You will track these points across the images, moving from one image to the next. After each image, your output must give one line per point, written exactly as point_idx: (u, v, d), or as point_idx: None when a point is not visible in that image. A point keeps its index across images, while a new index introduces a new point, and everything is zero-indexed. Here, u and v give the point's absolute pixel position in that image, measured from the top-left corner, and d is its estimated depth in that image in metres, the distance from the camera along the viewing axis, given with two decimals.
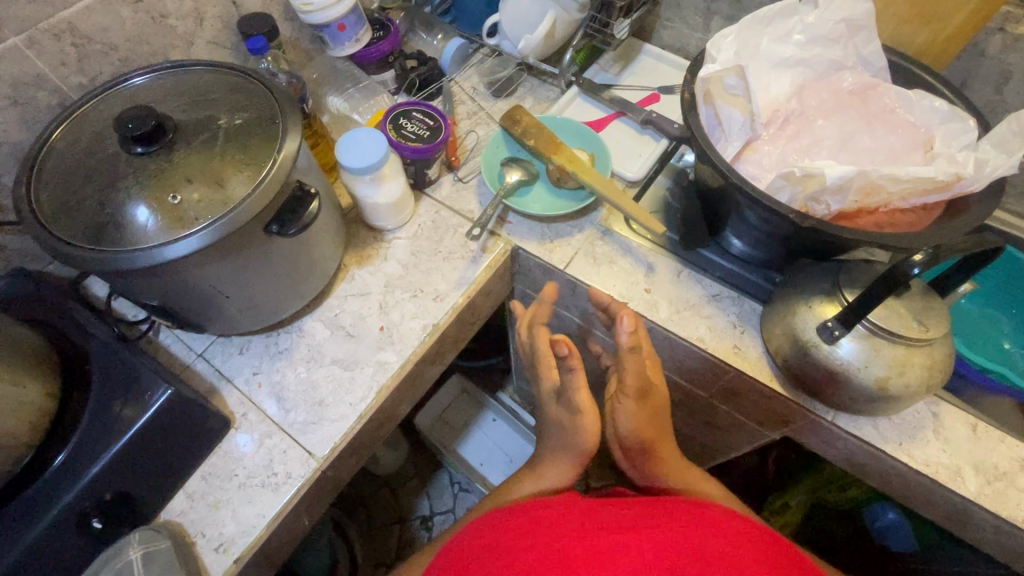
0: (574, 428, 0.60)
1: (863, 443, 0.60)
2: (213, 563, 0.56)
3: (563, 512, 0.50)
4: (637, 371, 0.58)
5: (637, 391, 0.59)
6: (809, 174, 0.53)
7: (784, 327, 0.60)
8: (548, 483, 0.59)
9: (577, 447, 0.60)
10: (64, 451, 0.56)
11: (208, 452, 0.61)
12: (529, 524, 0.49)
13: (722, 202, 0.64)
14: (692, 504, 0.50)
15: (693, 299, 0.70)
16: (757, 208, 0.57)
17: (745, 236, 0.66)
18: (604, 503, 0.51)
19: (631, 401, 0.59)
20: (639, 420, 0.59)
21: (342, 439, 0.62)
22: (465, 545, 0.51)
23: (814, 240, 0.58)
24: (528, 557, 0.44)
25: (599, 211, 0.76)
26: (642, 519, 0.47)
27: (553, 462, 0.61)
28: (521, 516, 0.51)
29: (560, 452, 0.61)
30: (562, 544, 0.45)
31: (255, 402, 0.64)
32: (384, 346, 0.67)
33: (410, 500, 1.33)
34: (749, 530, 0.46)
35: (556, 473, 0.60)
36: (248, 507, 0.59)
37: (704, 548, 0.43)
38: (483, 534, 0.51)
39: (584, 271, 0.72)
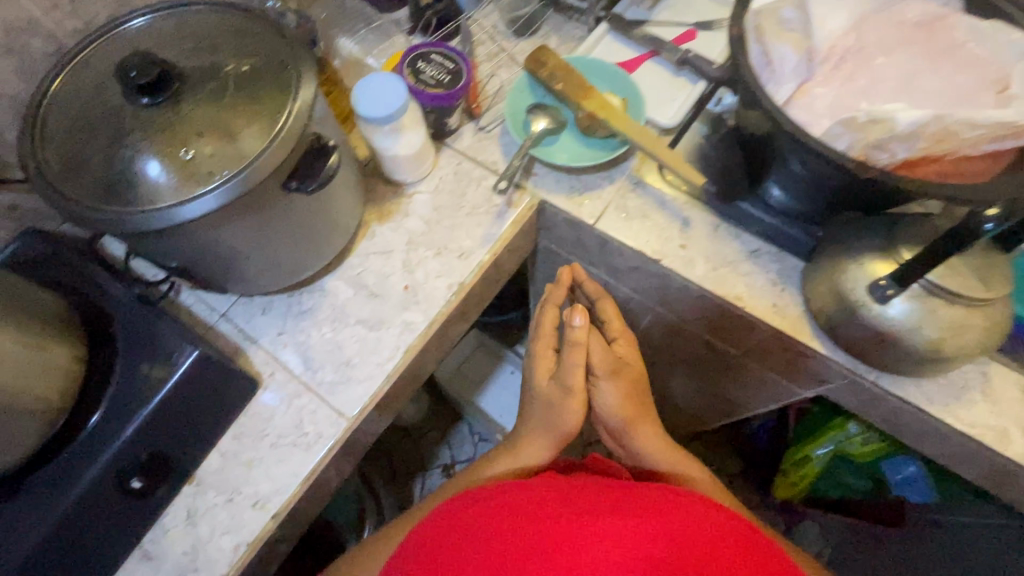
0: (562, 403, 0.60)
1: (905, 404, 0.59)
2: (252, 520, 0.57)
3: (553, 494, 0.50)
4: (603, 351, 0.62)
5: (609, 370, 0.62)
6: (874, 120, 0.50)
7: (830, 285, 0.57)
8: (523, 458, 0.60)
9: (559, 428, 0.60)
10: (98, 411, 0.56)
11: (238, 412, 0.60)
12: (517, 503, 0.49)
13: (767, 150, 0.59)
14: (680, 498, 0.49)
15: (730, 255, 0.66)
16: (810, 156, 0.53)
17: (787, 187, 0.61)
18: (594, 488, 0.51)
19: (604, 381, 0.62)
20: (618, 397, 0.62)
21: (371, 398, 0.62)
22: (450, 510, 0.51)
23: (870, 191, 0.53)
24: (508, 535, 0.45)
25: (631, 161, 0.72)
26: (628, 504, 0.47)
27: (532, 438, 0.61)
28: (510, 493, 0.51)
29: (539, 429, 0.61)
30: (544, 526, 0.45)
31: (283, 361, 0.63)
32: (409, 305, 0.65)
33: (432, 449, 1.38)
34: (733, 532, 0.46)
35: (533, 452, 0.60)
36: (282, 466, 0.59)
37: (683, 544, 0.43)
38: (467, 505, 0.51)
39: (616, 226, 0.68)
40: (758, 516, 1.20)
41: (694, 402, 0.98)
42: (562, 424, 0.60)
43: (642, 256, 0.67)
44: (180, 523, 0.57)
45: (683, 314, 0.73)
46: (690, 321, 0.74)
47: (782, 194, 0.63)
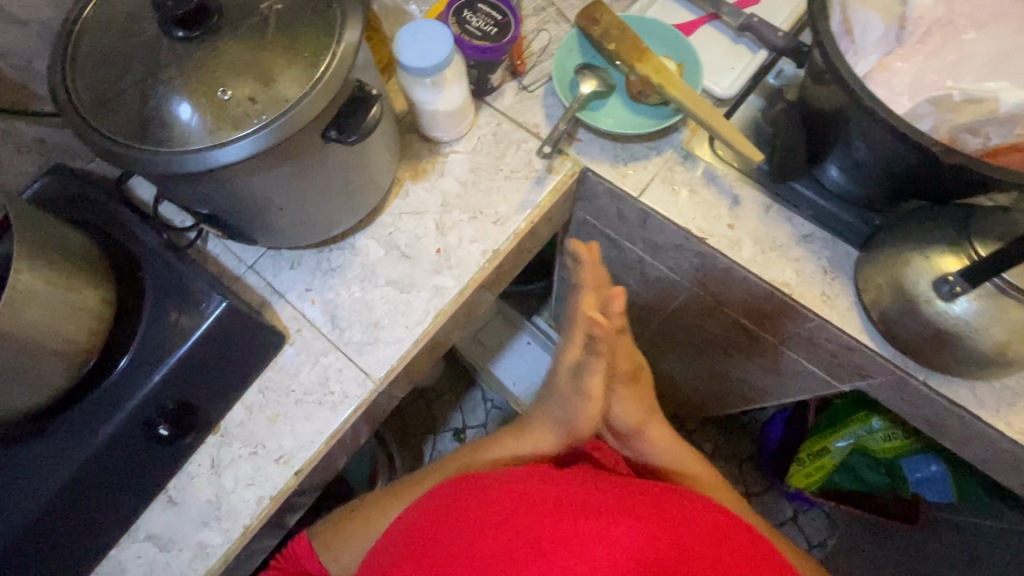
0: (575, 408, 0.56)
1: (953, 406, 0.56)
2: (276, 474, 0.56)
3: (563, 487, 0.49)
4: (627, 354, 0.56)
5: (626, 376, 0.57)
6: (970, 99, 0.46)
7: (889, 277, 0.54)
8: (529, 449, 0.59)
9: (573, 427, 0.57)
10: (127, 356, 0.55)
11: (265, 366, 0.59)
12: (527, 491, 0.49)
13: (836, 128, 0.55)
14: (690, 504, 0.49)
15: (781, 238, 0.63)
16: (889, 137, 0.49)
17: (850, 172, 0.58)
18: (604, 482, 0.51)
19: (621, 386, 0.57)
20: (632, 403, 0.58)
21: (398, 362, 0.60)
22: (450, 490, 0.51)
23: (950, 179, 0.49)
24: (512, 530, 0.46)
25: (682, 131, 0.68)
26: (640, 506, 0.47)
27: (541, 433, 0.59)
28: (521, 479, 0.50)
29: (550, 424, 0.58)
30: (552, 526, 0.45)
31: (310, 317, 0.62)
32: (440, 269, 0.63)
33: (444, 412, 1.39)
34: (738, 546, 0.46)
35: (539, 444, 0.59)
36: (306, 423, 0.58)
37: (688, 563, 0.43)
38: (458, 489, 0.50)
39: (661, 200, 0.65)
40: (765, 502, 1.20)
41: (715, 387, 0.96)
42: (574, 428, 0.57)
43: (686, 234, 0.64)
44: (204, 471, 0.57)
45: (720, 297, 0.70)
46: (728, 305, 0.70)
47: (841, 174, 0.59)
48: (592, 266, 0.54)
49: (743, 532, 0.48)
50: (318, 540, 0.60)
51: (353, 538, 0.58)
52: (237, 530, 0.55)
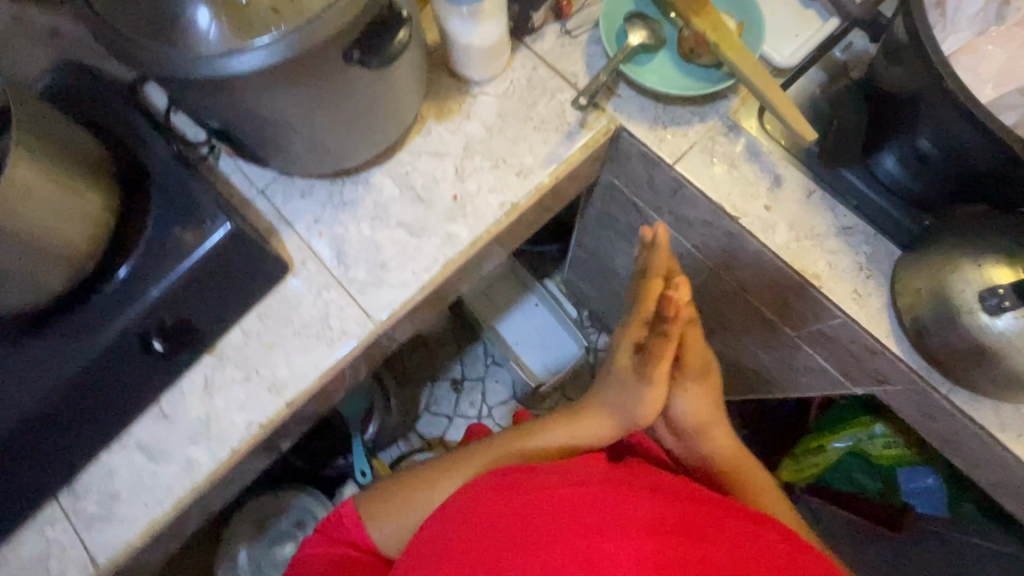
0: (637, 394, 0.59)
1: (972, 425, 0.53)
2: (266, 401, 0.56)
3: (606, 500, 0.50)
4: (699, 348, 0.61)
5: (697, 371, 0.61)
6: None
7: (931, 282, 0.50)
8: (584, 432, 0.62)
9: (632, 414, 0.60)
10: (127, 267, 0.53)
11: (265, 294, 0.58)
12: (570, 500, 0.50)
13: (904, 112, 0.51)
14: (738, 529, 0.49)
15: (820, 226, 0.58)
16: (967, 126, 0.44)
17: (909, 169, 0.54)
18: (646, 495, 0.52)
19: (690, 381, 0.61)
20: (699, 399, 0.62)
21: (402, 306, 0.58)
22: (505, 485, 0.54)
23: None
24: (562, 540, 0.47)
25: (731, 99, 0.62)
26: (686, 527, 0.48)
27: (600, 416, 0.62)
28: (562, 489, 0.52)
29: (608, 410, 0.61)
30: (600, 543, 0.46)
31: (317, 251, 0.60)
32: (454, 217, 0.60)
33: (444, 362, 1.40)
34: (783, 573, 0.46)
35: (595, 427, 0.62)
36: (302, 355, 0.57)
37: None
38: (510, 489, 0.53)
39: (697, 170, 0.61)
40: None
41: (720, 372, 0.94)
42: (635, 415, 0.60)
43: (718, 211, 0.60)
44: (197, 390, 0.57)
45: (743, 282, 0.67)
46: (750, 291, 0.67)
47: (896, 167, 0.55)
48: (665, 255, 0.56)
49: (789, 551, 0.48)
50: (362, 511, 0.63)
51: (396, 510, 0.62)
52: (225, 452, 0.55)
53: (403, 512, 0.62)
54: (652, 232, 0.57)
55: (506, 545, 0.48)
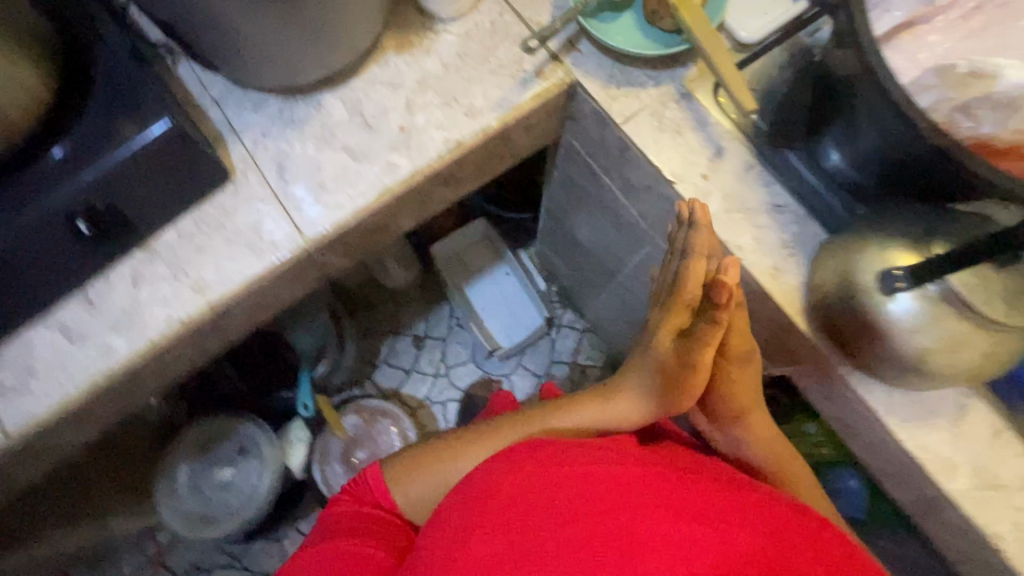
0: (677, 379, 0.58)
1: (864, 408, 0.55)
2: (188, 299, 0.58)
3: (627, 478, 0.53)
4: (742, 331, 0.59)
5: (738, 356, 0.60)
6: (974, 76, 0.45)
7: (840, 262, 0.51)
8: (612, 414, 0.62)
9: (669, 399, 0.59)
10: (64, 147, 0.52)
11: (202, 199, 0.60)
12: (595, 476, 0.52)
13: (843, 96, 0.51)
14: (756, 504, 0.53)
15: (752, 201, 0.59)
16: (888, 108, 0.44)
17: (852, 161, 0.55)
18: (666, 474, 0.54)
19: (730, 365, 0.61)
20: (739, 384, 0.61)
21: (335, 227, 0.59)
22: (544, 458, 0.55)
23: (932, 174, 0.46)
24: (603, 520, 0.49)
25: (688, 68, 0.63)
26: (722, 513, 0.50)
27: (633, 400, 0.61)
28: (582, 465, 0.54)
29: (641, 393, 0.61)
30: (631, 518, 0.49)
31: (259, 164, 0.61)
32: (398, 148, 0.61)
33: (410, 318, 1.40)
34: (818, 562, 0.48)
35: (626, 411, 0.61)
36: (231, 262, 0.58)
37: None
38: (551, 463, 0.54)
39: (642, 133, 0.61)
40: None
41: None
42: (671, 402, 0.59)
43: (658, 175, 0.61)
44: (125, 283, 0.58)
45: None
46: None
47: (841, 160, 0.55)
48: (705, 233, 0.56)
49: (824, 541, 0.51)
50: (386, 476, 0.65)
51: (418, 471, 0.64)
52: (143, 342, 0.57)
53: (425, 477, 0.63)
54: (688, 208, 0.56)
55: (547, 519, 0.50)
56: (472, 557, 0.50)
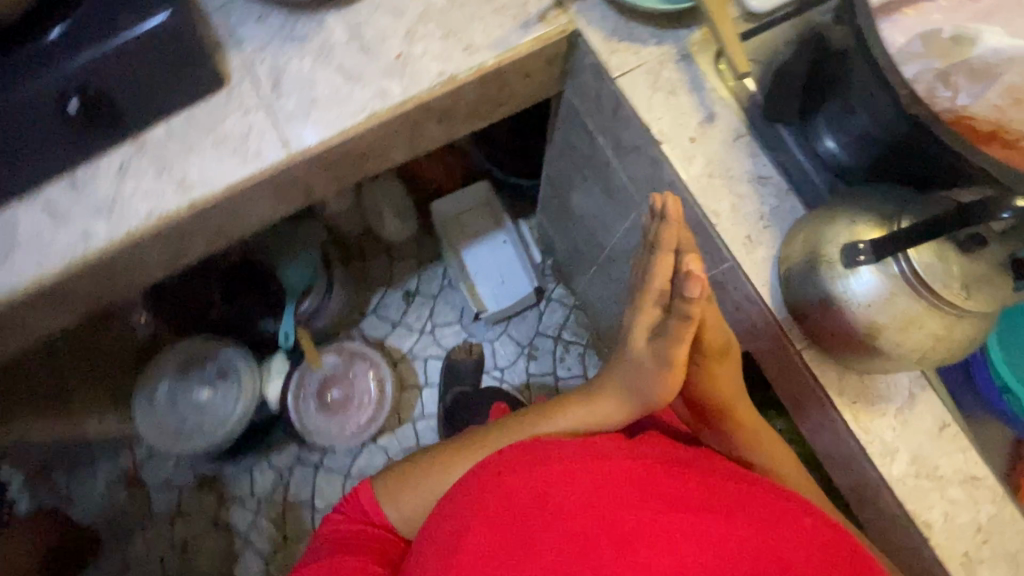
0: (656, 375, 0.58)
1: (815, 387, 0.55)
2: (171, 196, 0.59)
3: (619, 473, 0.54)
4: (718, 326, 0.57)
5: (716, 351, 0.59)
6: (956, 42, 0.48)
7: (810, 235, 0.51)
8: (596, 416, 0.63)
9: (646, 396, 0.60)
10: (62, 27, 0.52)
11: (195, 101, 0.60)
12: (583, 473, 0.54)
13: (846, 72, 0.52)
14: (751, 496, 0.54)
15: (736, 169, 0.59)
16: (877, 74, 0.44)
17: (849, 145, 0.55)
18: (659, 469, 0.56)
19: (708, 361, 0.60)
20: (717, 378, 0.62)
21: (320, 145, 0.60)
22: (534, 458, 0.56)
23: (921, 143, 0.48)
24: (595, 518, 0.50)
25: (692, 30, 0.62)
26: (711, 502, 0.52)
27: (615, 402, 0.62)
28: (573, 463, 0.55)
29: (621, 394, 0.61)
30: (625, 513, 0.51)
31: (255, 74, 0.61)
32: (392, 74, 0.61)
33: (403, 273, 1.40)
34: (806, 546, 0.50)
35: (609, 411, 0.63)
36: (214, 165, 0.59)
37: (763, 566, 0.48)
38: (538, 463, 0.55)
39: (636, 90, 0.61)
40: None
41: None
42: (650, 396, 0.60)
43: (646, 133, 0.60)
44: (112, 171, 0.59)
45: None
46: None
47: (837, 147, 0.57)
48: (675, 226, 0.54)
49: (812, 520, 0.53)
50: (379, 495, 0.67)
51: (410, 487, 0.66)
52: (121, 230, 0.58)
53: (417, 492, 0.66)
54: (661, 202, 0.55)
55: (541, 518, 0.51)
56: (471, 554, 0.52)
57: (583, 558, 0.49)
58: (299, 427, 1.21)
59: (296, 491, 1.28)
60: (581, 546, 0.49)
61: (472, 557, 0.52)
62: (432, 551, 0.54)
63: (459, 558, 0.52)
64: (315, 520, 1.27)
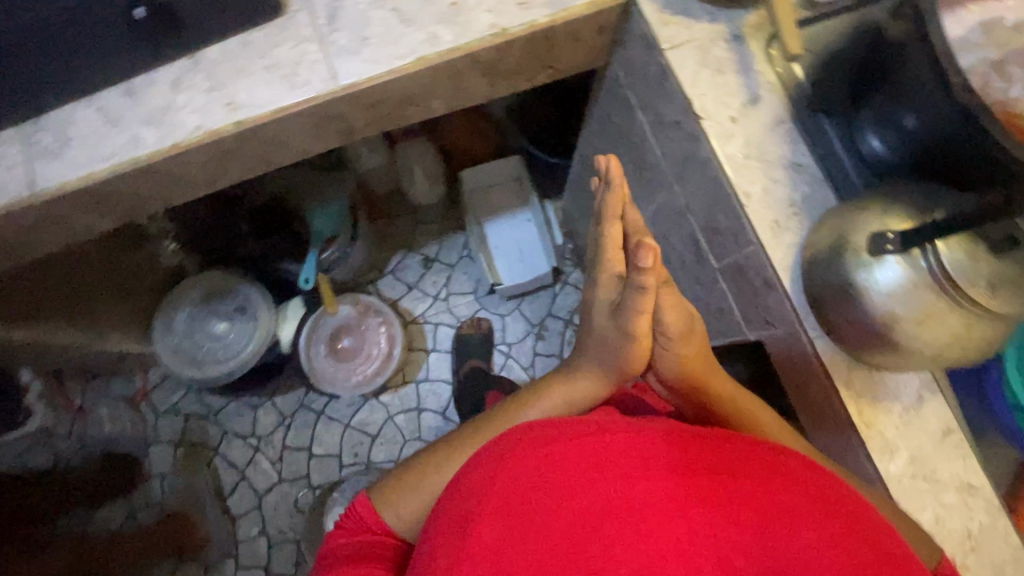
0: (622, 350, 0.62)
1: (823, 377, 0.55)
2: (220, 113, 0.60)
3: (627, 447, 0.49)
4: (676, 304, 0.59)
5: (678, 331, 0.60)
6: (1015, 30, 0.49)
7: (840, 223, 0.51)
8: (579, 394, 0.66)
9: (617, 365, 0.63)
10: None
11: (251, 25, 0.62)
12: (576, 450, 0.49)
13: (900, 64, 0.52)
14: (779, 471, 0.49)
15: (773, 153, 0.59)
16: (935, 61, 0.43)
17: (894, 145, 0.57)
18: (668, 441, 0.51)
19: (673, 342, 0.61)
20: (683, 358, 0.62)
21: (367, 81, 0.61)
22: (521, 443, 0.51)
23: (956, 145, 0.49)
24: (597, 493, 0.46)
25: (749, 11, 0.62)
26: (714, 465, 0.49)
27: (591, 377, 0.66)
28: (575, 438, 0.50)
29: (597, 369, 0.65)
30: (626, 485, 0.46)
31: (312, 6, 0.63)
32: (445, 21, 0.62)
33: (424, 237, 1.41)
34: (819, 503, 0.47)
35: (585, 386, 0.66)
36: (263, 88, 0.61)
37: (781, 527, 0.45)
38: (525, 446, 0.50)
39: (684, 64, 0.61)
40: None
41: None
42: (622, 368, 0.63)
43: (688, 108, 0.60)
44: (166, 83, 0.61)
45: (691, 200, 0.68)
46: (694, 210, 0.68)
47: (882, 146, 0.58)
48: (620, 194, 0.55)
49: (819, 480, 0.49)
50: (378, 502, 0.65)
51: (410, 491, 0.64)
52: (169, 139, 0.60)
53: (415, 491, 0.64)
54: (605, 166, 0.55)
55: (539, 502, 0.46)
56: (477, 545, 0.46)
57: (590, 540, 0.44)
58: (307, 366, 1.24)
59: (296, 434, 1.32)
60: (587, 530, 0.45)
61: (478, 548, 0.46)
62: (435, 550, 0.49)
63: (465, 553, 0.46)
64: (311, 464, 1.31)
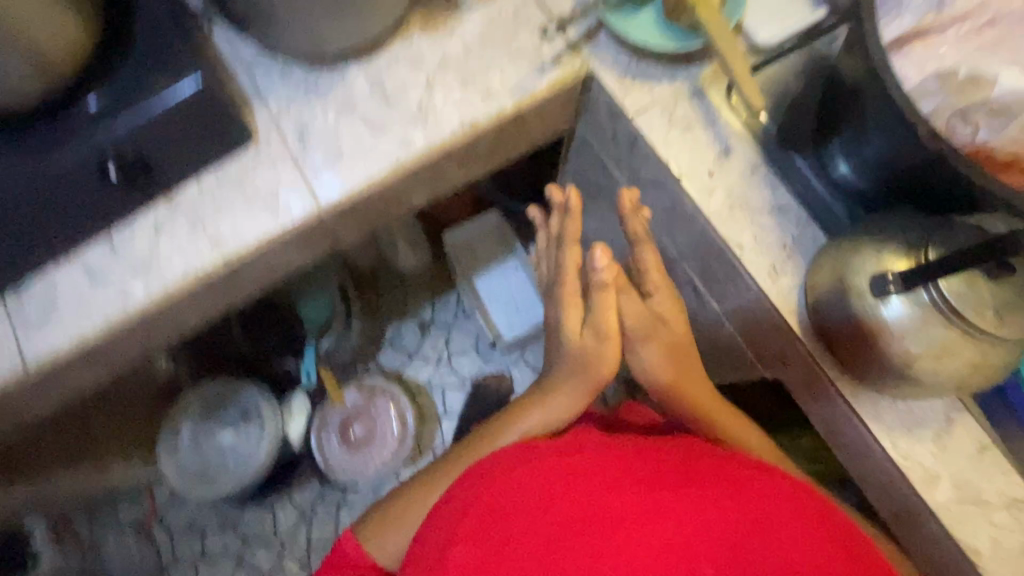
0: (593, 356, 0.63)
1: (852, 415, 0.55)
2: (205, 252, 0.60)
3: (606, 468, 0.53)
4: (634, 306, 0.63)
5: (643, 329, 0.64)
6: (972, 75, 0.51)
7: (836, 265, 0.51)
8: (556, 416, 0.65)
9: (592, 376, 0.64)
10: (100, 99, 0.53)
11: (226, 157, 0.62)
12: (552, 471, 0.52)
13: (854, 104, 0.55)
14: (754, 482, 0.52)
15: (755, 201, 0.60)
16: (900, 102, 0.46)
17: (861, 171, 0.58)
18: (639, 461, 0.54)
19: (640, 342, 0.65)
20: (657, 360, 0.65)
21: (348, 197, 0.62)
22: (497, 468, 0.54)
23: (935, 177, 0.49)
24: (572, 508, 0.49)
25: (703, 67, 0.64)
26: (687, 477, 0.52)
27: (565, 393, 0.65)
28: (550, 462, 0.53)
29: (567, 385, 0.65)
30: (602, 500, 0.49)
31: (280, 129, 0.63)
32: (415, 123, 0.63)
33: (417, 302, 1.40)
34: (784, 506, 0.50)
35: (562, 406, 0.65)
36: (247, 220, 0.61)
37: (750, 531, 0.47)
38: (502, 469, 0.54)
39: (654, 128, 0.62)
40: None
41: None
42: (594, 376, 0.64)
43: (665, 169, 0.62)
44: (147, 231, 0.61)
45: (682, 248, 0.69)
46: (685, 257, 0.69)
47: (850, 171, 0.58)
48: (574, 218, 0.64)
49: (787, 484, 0.52)
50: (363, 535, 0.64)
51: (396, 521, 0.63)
52: (158, 288, 0.59)
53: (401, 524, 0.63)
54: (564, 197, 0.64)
55: (517, 518, 0.50)
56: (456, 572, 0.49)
57: (566, 554, 0.47)
58: (323, 466, 1.21)
59: (320, 528, 1.27)
60: (563, 543, 0.48)
61: None
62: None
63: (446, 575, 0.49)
64: None
